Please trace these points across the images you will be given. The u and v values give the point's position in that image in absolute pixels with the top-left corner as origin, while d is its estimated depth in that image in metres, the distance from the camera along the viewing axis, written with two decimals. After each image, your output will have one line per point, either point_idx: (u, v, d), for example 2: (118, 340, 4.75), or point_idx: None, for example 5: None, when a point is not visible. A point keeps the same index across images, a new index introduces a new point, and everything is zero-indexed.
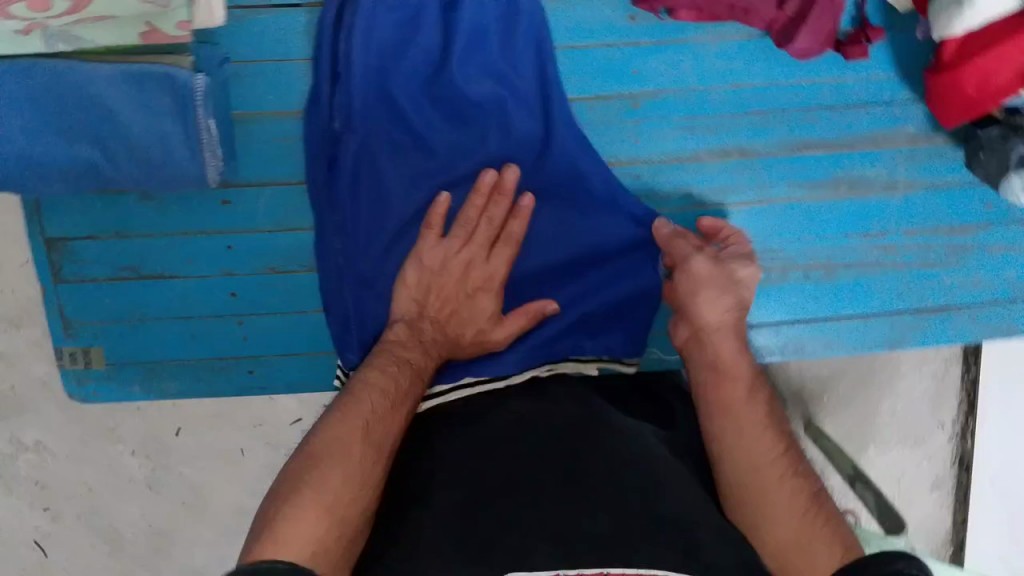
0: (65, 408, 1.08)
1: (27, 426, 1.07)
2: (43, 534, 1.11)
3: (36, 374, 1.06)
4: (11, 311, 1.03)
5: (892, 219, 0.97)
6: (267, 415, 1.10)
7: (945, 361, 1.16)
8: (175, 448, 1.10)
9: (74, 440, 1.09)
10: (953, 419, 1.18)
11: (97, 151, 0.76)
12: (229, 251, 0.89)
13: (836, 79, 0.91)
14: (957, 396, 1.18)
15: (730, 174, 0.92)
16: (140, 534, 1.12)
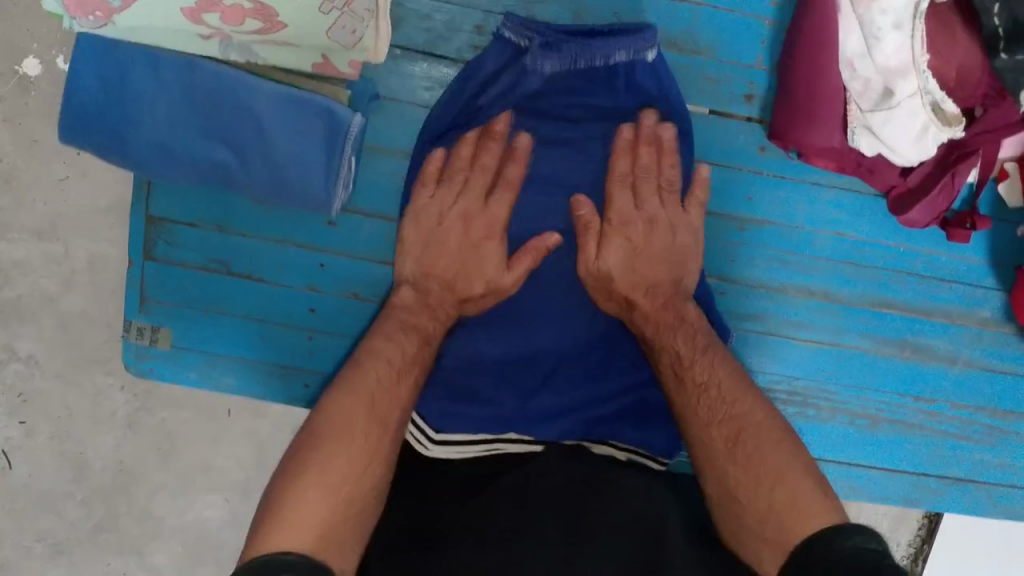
0: (66, 326, 1.02)
1: (23, 334, 1.02)
2: (10, 446, 1.04)
3: (45, 288, 1.01)
4: (40, 221, 1.00)
5: (945, 388, 0.99)
6: None
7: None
8: (167, 394, 1.05)
9: (66, 360, 1.03)
10: (908, 539, 1.14)
11: (234, 157, 0.77)
12: (319, 269, 0.90)
13: (931, 251, 0.94)
14: (919, 520, 1.14)
15: (809, 312, 0.95)
16: (107, 468, 1.06)
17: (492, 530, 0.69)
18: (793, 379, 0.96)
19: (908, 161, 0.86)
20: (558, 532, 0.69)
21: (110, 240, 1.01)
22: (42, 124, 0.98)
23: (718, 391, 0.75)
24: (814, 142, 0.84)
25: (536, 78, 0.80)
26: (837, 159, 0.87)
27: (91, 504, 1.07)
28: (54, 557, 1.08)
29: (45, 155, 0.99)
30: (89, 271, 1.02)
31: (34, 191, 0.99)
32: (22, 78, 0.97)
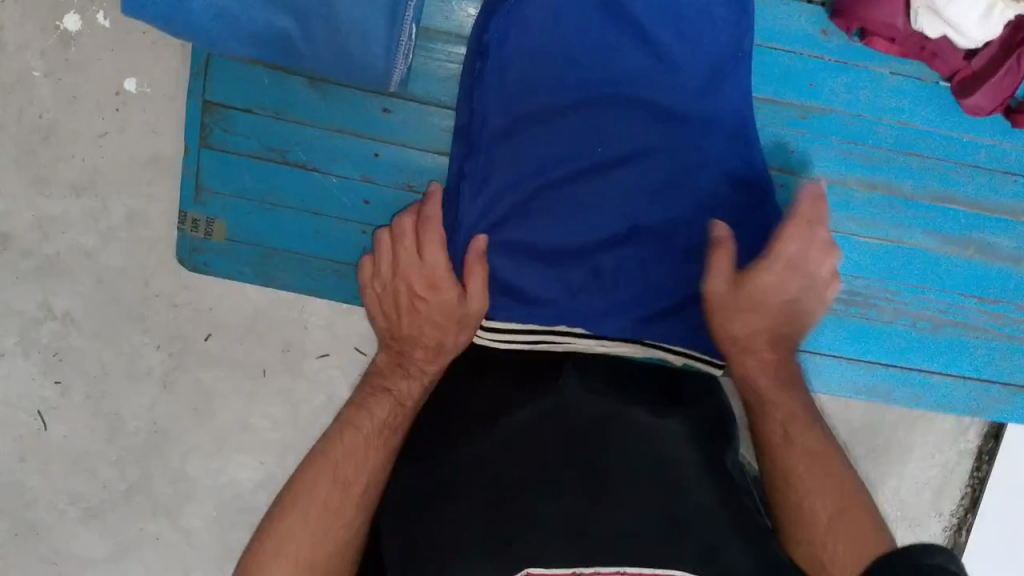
0: (102, 283, 1.01)
1: (61, 291, 1.01)
2: (47, 407, 1.03)
3: (83, 244, 1.00)
4: (78, 176, 0.99)
5: (1008, 289, 0.97)
6: (299, 341, 1.03)
7: (958, 454, 1.08)
8: (201, 351, 1.03)
9: (102, 316, 1.01)
10: (952, 509, 1.10)
11: (296, 26, 0.77)
12: (374, 158, 0.90)
13: (994, 142, 0.92)
14: (961, 489, 1.10)
15: (871, 207, 0.93)
16: (142, 429, 1.04)
17: (501, 482, 0.62)
18: (854, 279, 0.95)
19: (972, 43, 0.84)
20: (575, 493, 0.60)
21: (147, 196, 0.99)
22: (83, 79, 0.96)
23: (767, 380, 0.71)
24: (876, 19, 0.82)
25: None
26: (900, 43, 0.85)
27: (124, 465, 1.04)
28: (86, 521, 1.05)
29: (82, 110, 0.97)
30: (127, 227, 1.00)
31: (75, 146, 0.98)
32: (63, 34, 0.95)
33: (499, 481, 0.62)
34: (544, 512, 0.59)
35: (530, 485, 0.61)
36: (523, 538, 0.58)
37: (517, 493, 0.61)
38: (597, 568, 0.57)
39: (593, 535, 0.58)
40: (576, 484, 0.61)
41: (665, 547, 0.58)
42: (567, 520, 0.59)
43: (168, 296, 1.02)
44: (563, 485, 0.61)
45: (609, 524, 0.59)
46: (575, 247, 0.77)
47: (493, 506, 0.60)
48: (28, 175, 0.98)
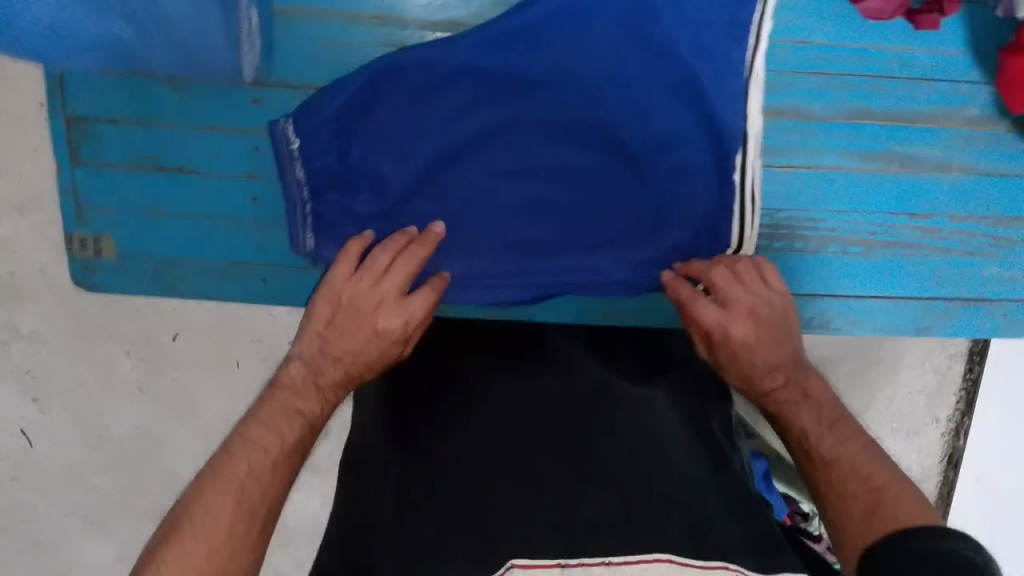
0: (63, 296, 1.04)
1: (23, 312, 1.04)
2: (28, 425, 1.09)
3: (37, 261, 1.02)
4: (19, 195, 0.99)
5: (941, 201, 0.92)
6: (266, 331, 1.07)
7: (947, 359, 1.15)
8: (172, 353, 1.07)
9: (67, 330, 1.05)
10: (947, 414, 1.18)
11: (131, 32, 0.71)
12: (255, 152, 0.85)
13: (905, 49, 0.87)
14: (956, 394, 1.17)
15: (782, 134, 0.88)
16: (126, 435, 1.11)
17: (488, 465, 0.56)
18: (775, 211, 0.90)
19: None
20: (566, 470, 0.55)
21: None
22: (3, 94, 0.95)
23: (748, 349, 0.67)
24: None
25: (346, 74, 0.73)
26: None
27: (115, 472, 1.12)
28: (89, 529, 1.14)
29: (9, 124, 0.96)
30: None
31: (10, 163, 0.97)
32: None
33: (483, 468, 0.56)
34: (531, 498, 0.53)
35: (517, 470, 0.55)
36: (503, 526, 0.52)
37: (505, 477, 0.55)
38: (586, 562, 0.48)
39: (577, 523, 0.51)
40: (569, 461, 0.56)
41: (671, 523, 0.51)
42: (551, 511, 0.52)
43: (131, 303, 1.05)
44: (546, 468, 0.56)
45: (607, 499, 0.53)
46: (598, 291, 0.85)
47: (476, 494, 0.55)
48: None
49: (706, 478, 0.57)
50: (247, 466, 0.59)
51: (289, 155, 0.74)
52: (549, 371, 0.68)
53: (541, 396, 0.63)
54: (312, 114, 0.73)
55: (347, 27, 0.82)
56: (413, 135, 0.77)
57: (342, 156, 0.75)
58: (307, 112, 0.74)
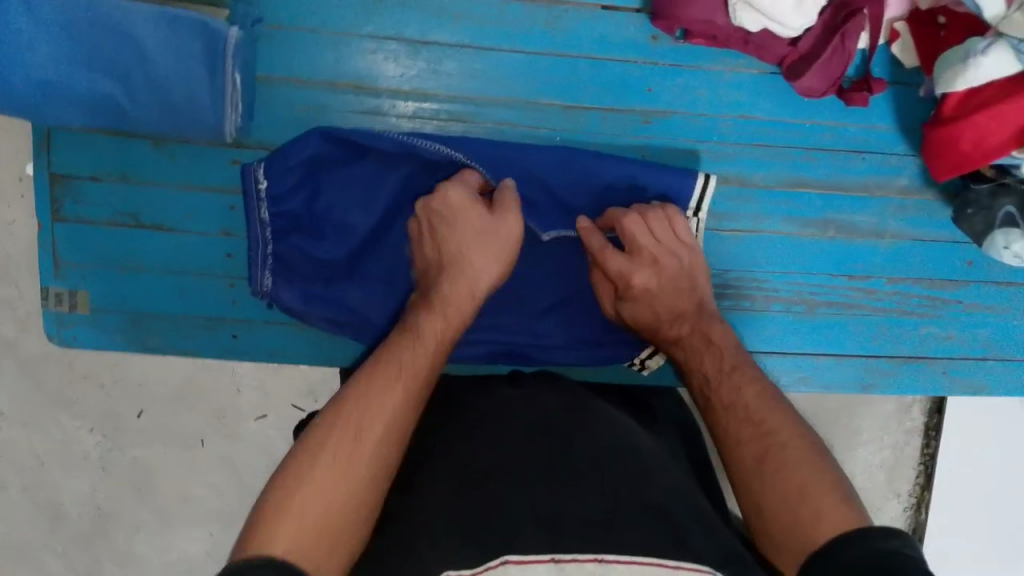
0: (25, 371, 1.06)
1: None
2: None
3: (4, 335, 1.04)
4: None
5: (877, 264, 0.99)
6: (232, 407, 1.09)
7: (905, 433, 1.22)
8: (134, 428, 1.08)
9: (33, 405, 1.07)
10: (909, 489, 1.25)
11: (121, 90, 0.78)
12: (231, 210, 0.90)
13: (838, 124, 0.94)
14: (916, 467, 1.24)
15: (727, 201, 0.95)
16: (84, 514, 1.10)
17: (477, 460, 0.66)
18: (723, 272, 0.96)
19: (789, 30, 0.85)
20: (548, 470, 0.63)
21: None
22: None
23: (746, 410, 0.72)
24: (694, 15, 0.84)
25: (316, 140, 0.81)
26: (723, 38, 0.87)
27: (71, 555, 1.11)
28: None
29: None
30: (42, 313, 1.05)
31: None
32: None
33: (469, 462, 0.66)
34: (515, 484, 0.62)
35: (502, 465, 0.65)
36: (492, 525, 0.58)
37: (489, 471, 0.64)
38: (573, 556, 0.54)
39: (564, 523, 0.58)
40: (551, 460, 0.65)
41: (645, 522, 0.58)
42: (543, 511, 0.59)
43: (93, 377, 1.07)
44: (533, 478, 0.63)
45: (586, 495, 0.61)
46: (557, 344, 0.92)
47: (461, 484, 0.63)
48: None
49: (674, 494, 0.64)
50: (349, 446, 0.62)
51: (258, 198, 0.81)
52: (537, 387, 0.80)
53: (529, 406, 0.74)
54: (285, 161, 0.81)
55: (323, 94, 0.88)
56: (373, 188, 0.85)
57: (310, 200, 0.84)
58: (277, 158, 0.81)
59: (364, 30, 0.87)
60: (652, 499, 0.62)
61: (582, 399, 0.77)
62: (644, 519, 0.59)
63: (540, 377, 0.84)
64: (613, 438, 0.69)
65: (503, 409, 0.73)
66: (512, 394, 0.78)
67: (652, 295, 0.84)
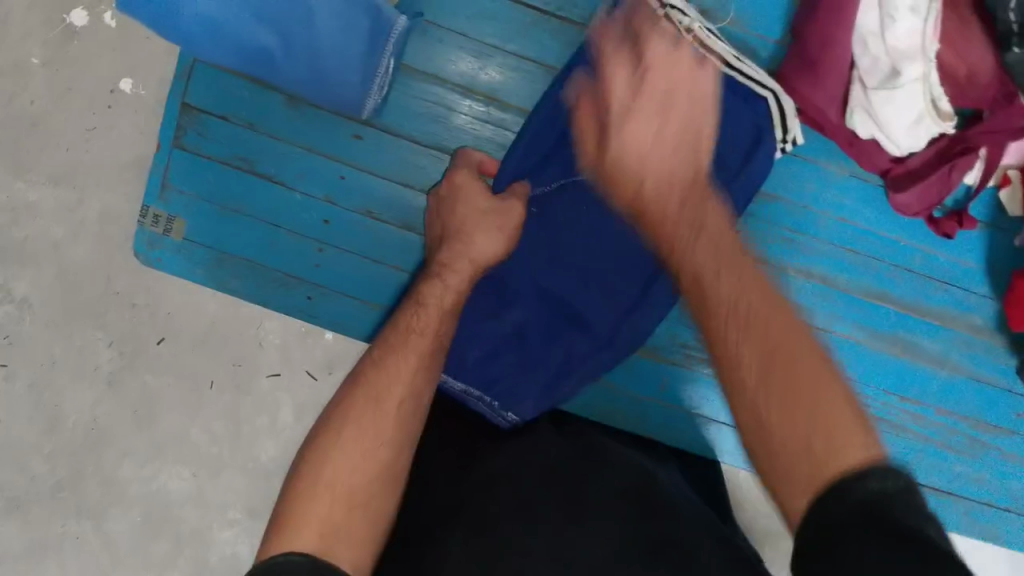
0: (64, 274, 0.98)
1: (22, 274, 0.98)
2: None
3: (53, 232, 0.98)
4: (64, 164, 0.98)
5: (931, 391, 1.00)
6: (252, 358, 0.99)
7: None
8: (153, 354, 0.99)
9: (62, 303, 0.98)
10: None
11: (280, 46, 0.81)
12: (340, 180, 0.92)
13: (930, 250, 0.97)
14: None
15: (807, 295, 0.96)
16: (79, 425, 0.98)
17: (494, 506, 0.65)
18: None
19: (899, 149, 0.89)
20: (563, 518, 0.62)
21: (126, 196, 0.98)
22: (76, 72, 0.97)
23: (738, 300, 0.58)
24: (816, 103, 0.87)
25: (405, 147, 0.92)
26: (830, 130, 0.90)
27: (56, 461, 0.98)
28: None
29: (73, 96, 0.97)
30: (100, 223, 0.99)
31: (59, 136, 0.98)
32: (67, 28, 0.97)
33: (488, 508, 0.65)
34: (525, 528, 0.61)
35: (516, 510, 0.64)
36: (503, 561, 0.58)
37: (501, 517, 0.63)
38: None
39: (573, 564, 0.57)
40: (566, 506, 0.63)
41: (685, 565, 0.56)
42: (552, 547, 0.58)
43: (127, 296, 0.99)
44: (547, 517, 0.62)
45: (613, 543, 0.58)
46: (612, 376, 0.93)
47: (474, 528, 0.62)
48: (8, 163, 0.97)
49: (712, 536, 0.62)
50: (365, 444, 0.60)
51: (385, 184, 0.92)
52: (554, 437, 0.79)
53: (544, 456, 0.73)
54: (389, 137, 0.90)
55: (456, 96, 0.91)
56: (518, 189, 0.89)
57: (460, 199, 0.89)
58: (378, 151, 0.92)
59: (509, 47, 0.90)
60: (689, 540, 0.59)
61: (601, 447, 0.77)
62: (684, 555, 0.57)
63: (566, 428, 0.84)
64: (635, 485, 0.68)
65: (520, 459, 0.73)
66: (529, 439, 0.78)
67: (648, 148, 0.70)
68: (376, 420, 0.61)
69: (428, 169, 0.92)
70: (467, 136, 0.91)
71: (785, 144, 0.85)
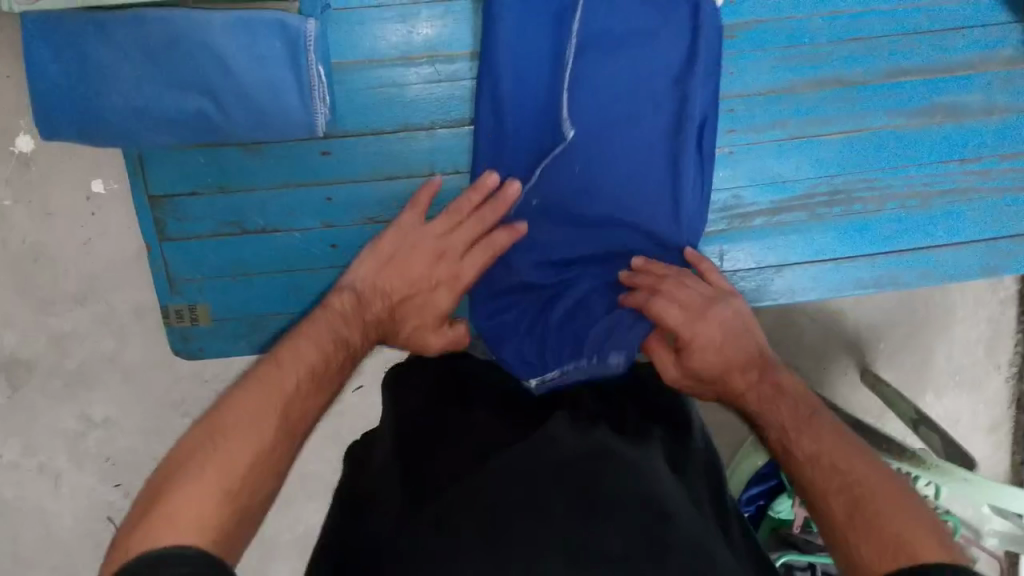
0: (131, 378, 1.07)
1: (95, 399, 1.06)
2: (115, 510, 1.10)
3: (103, 349, 1.05)
4: (77, 287, 1.03)
5: (988, 144, 0.94)
6: None
7: (1000, 303, 1.19)
8: None
9: (143, 411, 1.08)
10: (1008, 360, 1.21)
11: (210, 104, 0.78)
12: (329, 202, 0.89)
13: (932, 3, 0.90)
14: (1013, 338, 1.21)
15: (828, 104, 0.91)
16: None
17: (433, 510, 0.58)
18: (830, 178, 0.94)
19: None
20: (483, 514, 0.56)
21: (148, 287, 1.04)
22: (50, 189, 0.99)
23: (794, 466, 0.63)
24: None
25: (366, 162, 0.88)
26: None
27: None
28: None
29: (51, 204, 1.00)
30: (138, 321, 1.05)
31: (64, 260, 1.02)
32: (20, 157, 0.98)
33: (417, 518, 0.58)
34: (437, 538, 0.55)
35: (447, 514, 0.57)
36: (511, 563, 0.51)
37: (428, 525, 0.56)
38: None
39: (586, 552, 0.51)
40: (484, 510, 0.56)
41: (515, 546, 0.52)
42: (561, 541, 0.52)
43: (199, 373, 1.08)
44: (555, 512, 0.55)
45: (520, 533, 0.53)
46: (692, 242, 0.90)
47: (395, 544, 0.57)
48: (30, 302, 1.03)
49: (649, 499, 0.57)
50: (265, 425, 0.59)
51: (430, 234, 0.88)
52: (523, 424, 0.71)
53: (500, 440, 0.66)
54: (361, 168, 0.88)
55: (402, 69, 0.86)
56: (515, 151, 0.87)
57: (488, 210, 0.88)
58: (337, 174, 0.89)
59: None
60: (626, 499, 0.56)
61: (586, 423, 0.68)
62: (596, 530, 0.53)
63: (442, 385, 0.79)
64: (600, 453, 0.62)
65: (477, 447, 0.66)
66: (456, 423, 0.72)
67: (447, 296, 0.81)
68: (250, 428, 0.59)
69: (405, 154, 0.88)
70: (428, 103, 0.87)
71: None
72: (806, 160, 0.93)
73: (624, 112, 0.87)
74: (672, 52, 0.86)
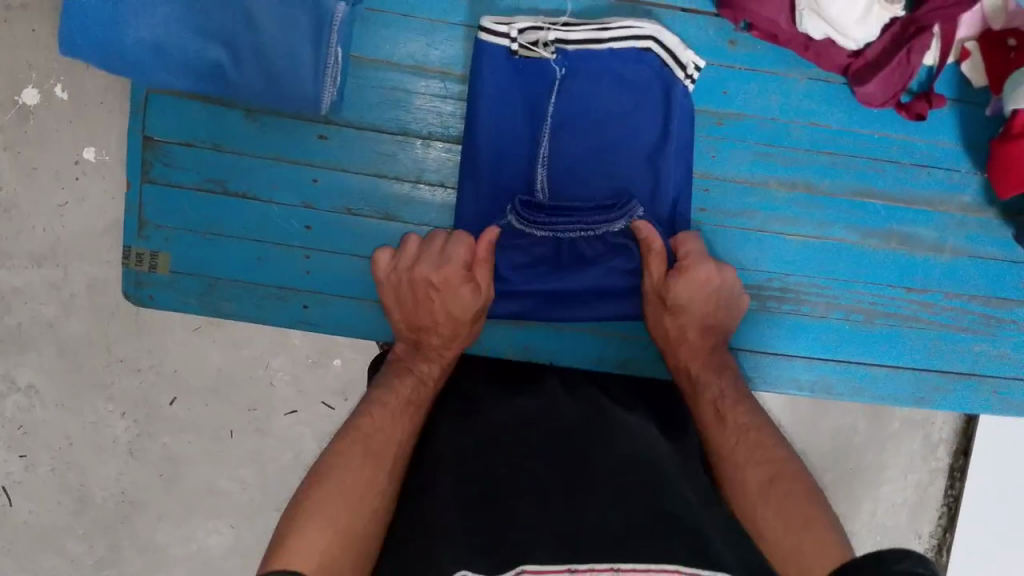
0: (63, 353, 1.04)
1: (24, 364, 1.04)
2: (11, 482, 1.06)
3: (44, 315, 1.03)
4: (38, 246, 1.01)
5: (936, 277, 1.00)
6: (264, 399, 1.07)
7: (929, 472, 1.15)
8: (167, 416, 1.06)
9: (65, 386, 1.05)
10: (929, 530, 1.18)
11: (227, 56, 0.82)
12: (313, 184, 0.92)
13: (905, 137, 0.97)
14: (938, 509, 1.17)
15: (795, 206, 0.97)
16: (109, 498, 1.07)
17: (447, 478, 0.63)
18: (785, 275, 0.98)
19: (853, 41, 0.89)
20: (488, 492, 0.60)
21: (107, 264, 1.02)
22: (41, 152, 0.99)
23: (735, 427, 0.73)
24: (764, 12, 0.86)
25: (351, 176, 0.92)
26: (785, 38, 0.90)
27: (91, 537, 1.08)
28: None
29: (24, 147, 0.99)
30: (89, 295, 1.03)
31: (35, 217, 1.00)
32: (21, 108, 0.97)
33: (434, 485, 0.63)
34: (444, 508, 0.59)
35: (460, 486, 0.62)
36: (511, 539, 0.55)
37: (437, 493, 0.61)
38: (588, 566, 0.52)
39: (582, 530, 0.55)
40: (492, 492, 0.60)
41: (519, 526, 0.56)
42: (556, 520, 0.56)
43: (131, 362, 1.05)
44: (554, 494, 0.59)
45: (523, 514, 0.57)
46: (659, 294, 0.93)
47: (411, 506, 0.62)
48: None
49: (641, 478, 0.60)
50: (349, 504, 0.61)
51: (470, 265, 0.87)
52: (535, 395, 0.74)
53: (513, 411, 0.70)
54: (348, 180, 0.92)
55: (412, 76, 0.91)
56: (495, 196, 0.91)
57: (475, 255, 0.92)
58: (331, 176, 0.92)
59: (458, 20, 0.90)
60: (621, 477, 0.60)
61: (595, 406, 0.72)
62: (590, 510, 0.57)
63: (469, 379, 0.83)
64: (600, 433, 0.65)
65: (491, 416, 0.70)
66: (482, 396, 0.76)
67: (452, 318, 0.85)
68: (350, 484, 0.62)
69: (397, 156, 0.92)
70: (430, 115, 0.92)
71: (691, 76, 0.88)
72: (765, 252, 0.98)
73: (600, 178, 0.90)
74: (649, 125, 0.90)
